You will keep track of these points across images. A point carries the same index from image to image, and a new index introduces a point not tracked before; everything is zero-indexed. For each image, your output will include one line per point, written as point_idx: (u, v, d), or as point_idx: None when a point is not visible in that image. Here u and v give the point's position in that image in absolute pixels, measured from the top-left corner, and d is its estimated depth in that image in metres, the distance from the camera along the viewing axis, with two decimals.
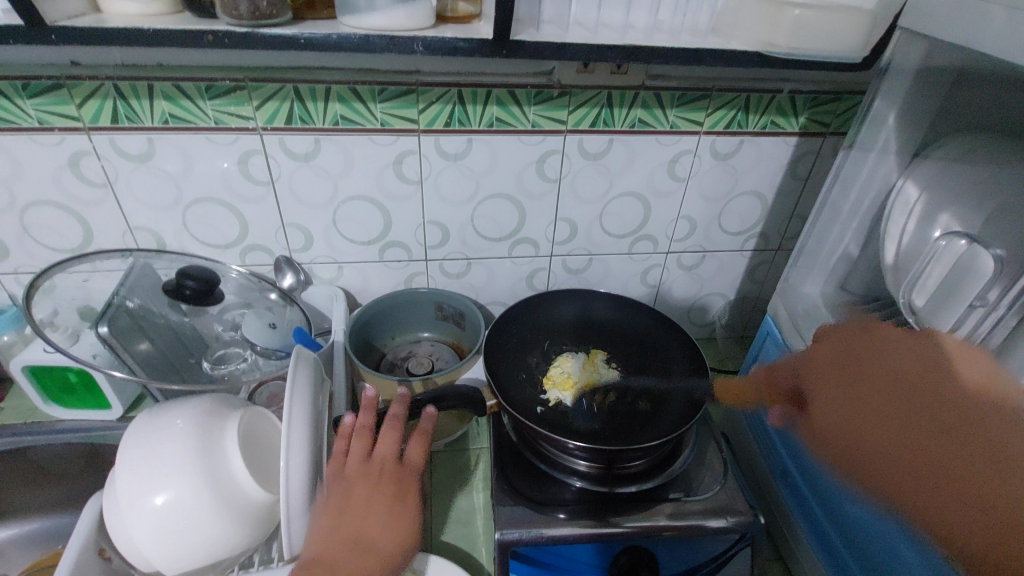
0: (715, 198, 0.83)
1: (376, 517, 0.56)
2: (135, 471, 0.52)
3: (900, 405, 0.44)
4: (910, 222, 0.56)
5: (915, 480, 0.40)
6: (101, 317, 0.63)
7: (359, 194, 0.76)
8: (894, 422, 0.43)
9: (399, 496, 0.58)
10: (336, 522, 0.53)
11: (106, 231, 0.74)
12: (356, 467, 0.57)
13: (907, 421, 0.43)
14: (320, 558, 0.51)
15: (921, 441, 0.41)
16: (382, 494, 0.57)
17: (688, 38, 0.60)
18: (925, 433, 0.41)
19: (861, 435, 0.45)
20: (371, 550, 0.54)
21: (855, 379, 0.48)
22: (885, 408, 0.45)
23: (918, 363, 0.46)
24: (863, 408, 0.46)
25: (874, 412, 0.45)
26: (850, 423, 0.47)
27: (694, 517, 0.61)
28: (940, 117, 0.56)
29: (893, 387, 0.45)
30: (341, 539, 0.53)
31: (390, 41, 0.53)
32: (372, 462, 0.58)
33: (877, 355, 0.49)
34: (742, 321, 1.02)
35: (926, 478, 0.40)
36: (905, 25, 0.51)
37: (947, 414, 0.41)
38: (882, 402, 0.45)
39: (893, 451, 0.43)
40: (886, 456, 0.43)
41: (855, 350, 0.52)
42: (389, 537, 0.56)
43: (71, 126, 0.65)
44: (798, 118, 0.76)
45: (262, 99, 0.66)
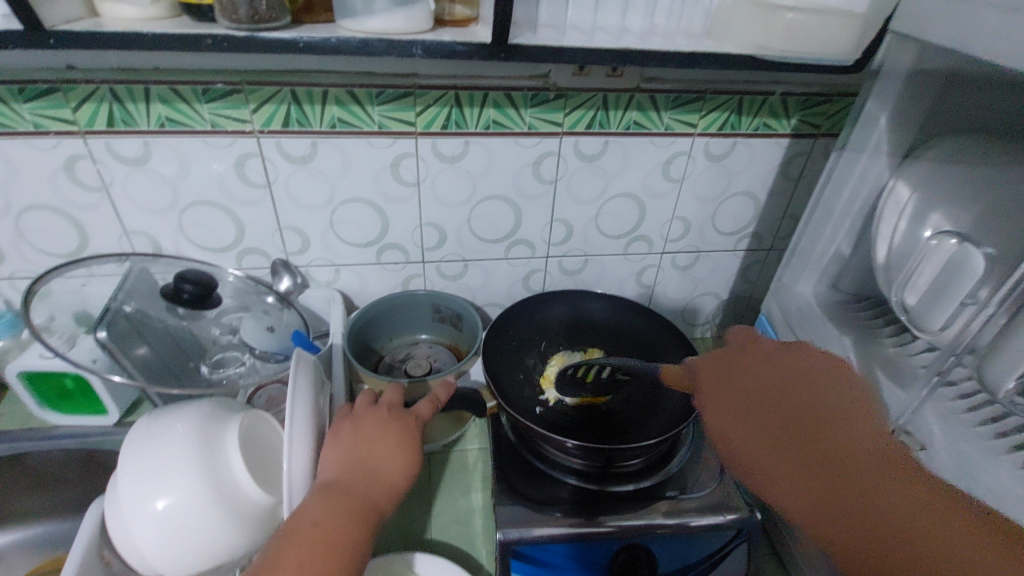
0: (709, 199, 0.84)
1: (385, 448, 0.56)
2: (137, 475, 0.52)
3: (780, 431, 0.41)
4: (901, 221, 0.57)
5: (818, 510, 0.37)
6: (99, 322, 0.64)
7: (356, 197, 0.76)
8: (782, 449, 0.40)
9: (407, 433, 0.59)
10: (346, 452, 0.54)
11: (102, 235, 0.74)
12: (365, 412, 0.60)
13: (780, 452, 0.40)
14: (333, 480, 0.51)
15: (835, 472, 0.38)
16: (389, 434, 0.58)
17: (683, 41, 0.61)
18: (825, 465, 0.38)
19: (760, 456, 0.41)
20: (382, 483, 0.54)
21: (761, 394, 0.45)
22: (775, 438, 0.41)
23: (793, 378, 0.45)
24: (776, 431, 0.42)
25: (784, 448, 0.40)
26: (755, 450, 0.42)
27: (692, 513, 0.62)
28: (930, 118, 0.58)
29: (791, 414, 0.42)
30: (351, 466, 0.53)
31: (389, 45, 0.53)
32: (379, 405, 0.61)
33: (764, 369, 0.46)
34: (736, 320, 1.03)
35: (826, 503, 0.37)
36: (896, 29, 0.52)
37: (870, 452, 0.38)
38: (782, 424, 0.42)
39: (781, 478, 0.40)
40: (781, 491, 0.39)
41: (732, 368, 0.48)
42: (398, 471, 0.56)
43: (66, 130, 0.64)
44: (790, 120, 0.77)
45: (260, 102, 0.66)
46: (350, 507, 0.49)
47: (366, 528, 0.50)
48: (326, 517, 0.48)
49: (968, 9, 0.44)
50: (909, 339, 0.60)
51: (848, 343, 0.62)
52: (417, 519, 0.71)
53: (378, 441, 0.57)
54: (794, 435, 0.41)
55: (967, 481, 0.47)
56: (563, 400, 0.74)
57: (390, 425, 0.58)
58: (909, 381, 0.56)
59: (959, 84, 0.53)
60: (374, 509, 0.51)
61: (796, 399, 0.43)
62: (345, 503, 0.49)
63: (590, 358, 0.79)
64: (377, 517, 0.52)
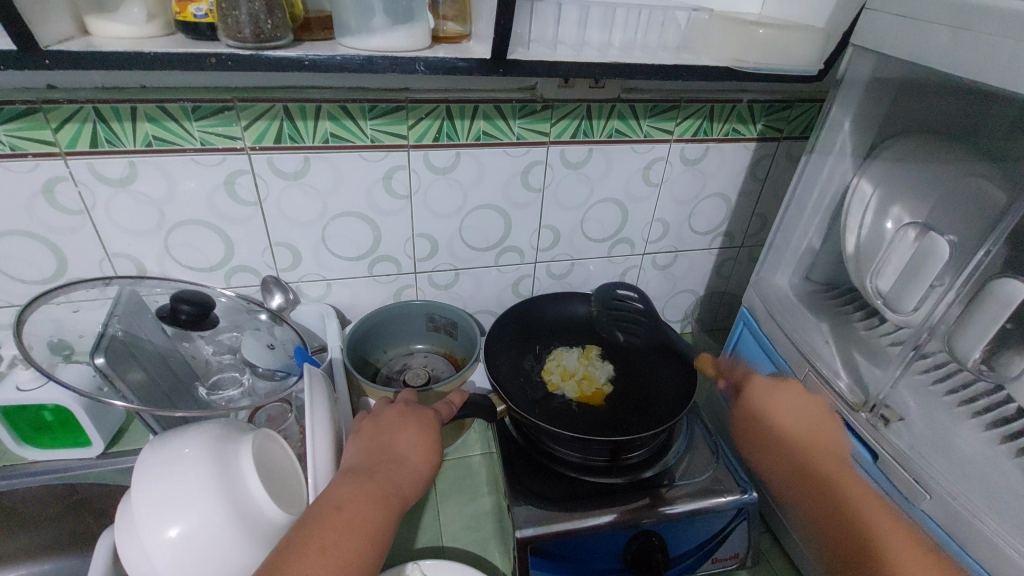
0: (685, 201, 0.89)
1: (405, 437, 0.57)
2: (149, 502, 0.50)
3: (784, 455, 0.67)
4: (867, 215, 0.63)
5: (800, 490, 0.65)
6: (96, 347, 0.61)
7: (349, 210, 0.76)
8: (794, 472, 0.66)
9: (425, 422, 0.59)
10: (367, 447, 0.56)
11: (81, 259, 0.71)
12: (383, 409, 0.61)
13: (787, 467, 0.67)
14: (355, 469, 0.53)
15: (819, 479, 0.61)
16: (407, 422, 0.59)
17: (663, 54, 0.65)
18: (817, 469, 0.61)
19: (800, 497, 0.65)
20: (405, 468, 0.55)
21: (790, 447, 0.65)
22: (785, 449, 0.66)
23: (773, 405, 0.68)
24: (785, 456, 0.66)
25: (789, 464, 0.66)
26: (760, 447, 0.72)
27: (694, 498, 0.65)
28: (887, 122, 0.64)
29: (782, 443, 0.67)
30: (374, 454, 0.55)
31: (393, 62, 0.54)
32: (395, 402, 0.62)
33: (787, 406, 0.65)
34: (711, 315, 1.08)
35: (832, 495, 0.59)
36: (856, 42, 0.58)
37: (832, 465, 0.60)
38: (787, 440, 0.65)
39: (812, 484, 0.62)
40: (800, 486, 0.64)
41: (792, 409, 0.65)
42: (420, 458, 0.56)
43: (46, 151, 0.62)
44: (756, 125, 0.83)
45: (251, 119, 0.66)
46: (371, 491, 0.50)
47: (388, 511, 0.50)
48: (347, 500, 0.48)
49: (923, 26, 0.50)
50: (878, 323, 0.66)
51: (826, 330, 0.67)
52: (426, 528, 0.71)
53: (397, 432, 0.58)
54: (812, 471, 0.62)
55: (942, 447, 0.52)
56: (565, 394, 0.77)
57: (407, 417, 0.60)
58: (883, 361, 0.61)
59: (911, 91, 0.60)
60: (397, 492, 0.52)
61: (788, 423, 0.65)
62: (365, 486, 0.50)
63: (588, 355, 0.83)
64: (401, 501, 0.52)
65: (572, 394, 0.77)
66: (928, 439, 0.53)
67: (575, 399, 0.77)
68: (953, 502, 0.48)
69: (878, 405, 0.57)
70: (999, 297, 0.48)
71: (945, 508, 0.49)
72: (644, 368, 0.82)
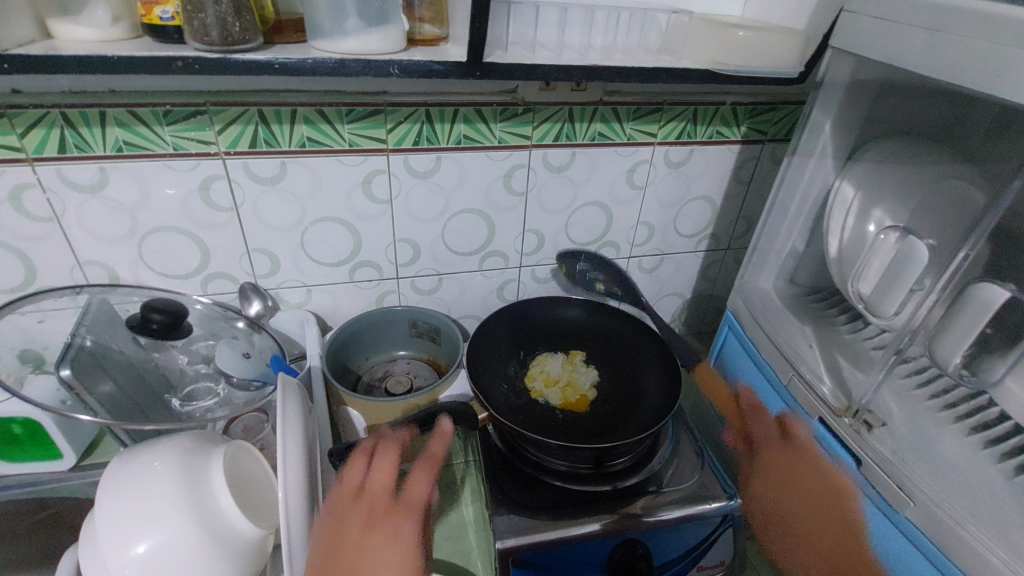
0: (670, 203, 0.88)
1: (376, 550, 0.55)
2: (116, 517, 0.49)
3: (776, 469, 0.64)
4: (849, 219, 0.62)
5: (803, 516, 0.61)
6: (62, 359, 0.59)
7: (327, 216, 0.75)
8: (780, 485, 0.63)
9: (400, 535, 0.57)
10: (332, 560, 0.52)
11: (51, 267, 0.70)
12: (349, 509, 0.57)
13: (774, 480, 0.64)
14: None
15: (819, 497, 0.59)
16: (378, 528, 0.56)
17: (644, 57, 0.65)
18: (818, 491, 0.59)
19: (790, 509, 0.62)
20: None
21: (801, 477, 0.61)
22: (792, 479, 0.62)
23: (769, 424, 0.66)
24: (781, 481, 0.63)
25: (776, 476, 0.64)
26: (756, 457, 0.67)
27: (679, 506, 0.64)
28: (869, 124, 0.63)
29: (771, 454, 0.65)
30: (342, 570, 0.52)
31: (366, 65, 0.53)
32: (364, 500, 0.58)
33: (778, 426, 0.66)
34: (699, 318, 1.07)
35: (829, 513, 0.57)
36: (835, 44, 0.58)
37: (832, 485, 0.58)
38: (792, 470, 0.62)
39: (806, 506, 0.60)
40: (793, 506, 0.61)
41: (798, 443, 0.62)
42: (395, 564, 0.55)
43: (11, 157, 0.61)
44: (739, 128, 0.82)
45: (225, 123, 0.64)
46: None
47: None
48: None
49: (901, 28, 0.49)
50: (862, 326, 0.65)
51: (809, 333, 0.67)
52: None
53: (366, 545, 0.55)
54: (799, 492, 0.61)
55: (925, 453, 0.52)
56: (548, 400, 0.76)
57: (377, 521, 0.57)
58: (866, 365, 0.61)
59: (891, 93, 0.59)
60: None
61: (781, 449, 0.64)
62: None
63: (572, 360, 0.81)
64: None
65: (556, 401, 0.76)
66: (911, 444, 0.53)
67: (558, 406, 0.76)
68: (936, 509, 0.47)
69: (859, 410, 0.56)
70: (978, 300, 0.48)
71: (928, 515, 0.48)
72: (630, 373, 0.80)
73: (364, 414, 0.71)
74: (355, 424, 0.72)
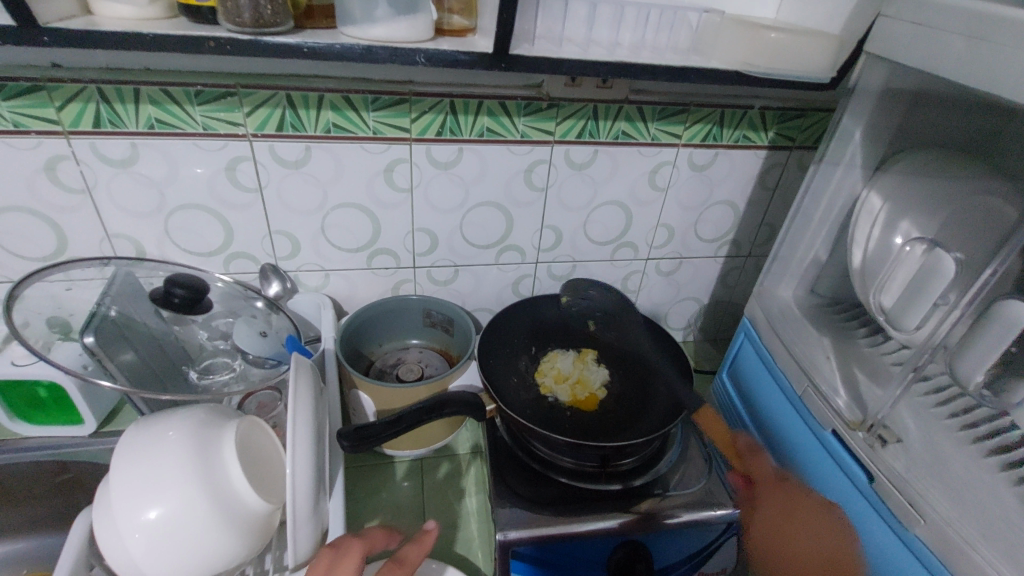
0: (692, 206, 0.87)
1: None
2: (131, 481, 0.50)
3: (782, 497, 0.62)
4: (875, 229, 0.61)
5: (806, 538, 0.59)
6: (86, 327, 0.61)
7: (348, 202, 0.76)
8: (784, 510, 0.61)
9: None
10: None
11: (81, 238, 0.72)
12: None
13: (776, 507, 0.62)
14: None
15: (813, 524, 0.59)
16: None
17: (672, 56, 0.64)
18: (813, 518, 0.59)
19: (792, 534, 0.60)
20: None
21: (798, 501, 0.61)
22: (790, 504, 0.61)
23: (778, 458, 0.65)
24: (784, 508, 0.62)
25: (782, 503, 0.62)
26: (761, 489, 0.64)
27: (683, 511, 0.64)
28: (900, 134, 0.62)
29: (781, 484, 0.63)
30: None
31: (392, 52, 0.54)
32: None
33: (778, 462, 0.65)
34: (716, 325, 1.06)
35: (824, 539, 0.57)
36: (870, 50, 0.57)
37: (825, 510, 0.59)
38: (790, 497, 0.62)
39: (803, 531, 0.59)
40: (785, 531, 0.60)
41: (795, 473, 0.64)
42: None
43: (48, 129, 0.63)
44: (767, 133, 0.81)
45: (254, 106, 0.66)
46: None
47: None
48: None
49: (938, 35, 0.48)
50: (882, 340, 0.64)
51: (826, 345, 0.65)
52: (408, 525, 0.70)
53: None
54: (803, 517, 0.60)
55: (940, 472, 0.51)
56: (558, 396, 0.76)
57: None
58: (884, 380, 0.59)
59: (925, 103, 0.58)
60: None
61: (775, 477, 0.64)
62: None
63: (584, 358, 0.81)
64: None
65: (566, 398, 0.76)
66: (926, 462, 0.52)
67: (567, 402, 0.76)
68: (948, 530, 0.46)
69: (874, 425, 0.55)
70: (1004, 319, 0.46)
71: (939, 535, 0.47)
72: (642, 375, 0.80)
73: (374, 400, 0.72)
74: (365, 409, 0.73)
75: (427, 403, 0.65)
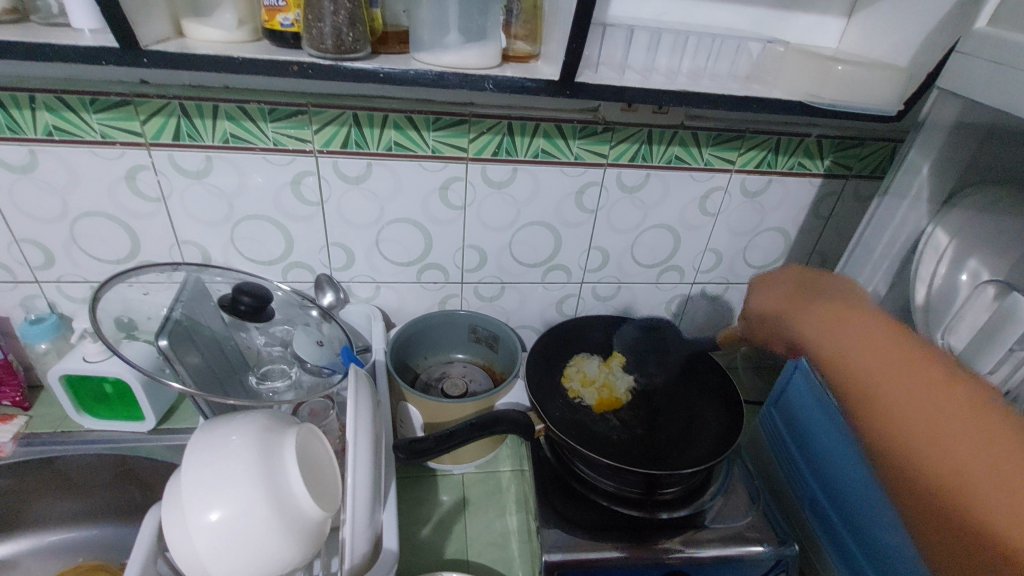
0: (742, 232, 0.86)
1: None
2: (199, 482, 0.52)
3: (904, 378, 0.45)
4: (940, 266, 0.59)
5: (917, 421, 0.43)
6: (160, 330, 0.63)
7: (404, 217, 0.78)
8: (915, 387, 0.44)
9: None
10: None
11: (153, 244, 0.76)
12: None
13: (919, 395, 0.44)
14: None
15: (927, 417, 0.42)
16: None
17: (734, 85, 0.64)
18: (913, 388, 0.44)
19: (899, 407, 0.44)
20: None
21: (876, 362, 0.48)
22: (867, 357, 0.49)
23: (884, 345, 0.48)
24: (873, 358, 0.48)
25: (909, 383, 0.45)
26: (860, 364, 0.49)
27: (728, 544, 0.63)
28: (971, 168, 0.60)
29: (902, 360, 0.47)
30: None
31: (463, 79, 0.55)
32: None
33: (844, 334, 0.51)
34: (758, 353, 1.04)
35: (921, 452, 0.41)
36: (943, 85, 0.56)
37: (974, 428, 0.40)
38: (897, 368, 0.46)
39: (909, 419, 0.43)
40: (873, 394, 0.46)
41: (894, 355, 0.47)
42: None
43: (133, 141, 0.67)
44: (823, 161, 0.80)
45: (322, 124, 0.68)
46: None
47: None
48: None
49: (1016, 74, 0.47)
50: None
51: None
52: (447, 539, 0.71)
53: None
54: (909, 382, 0.45)
55: None
56: (583, 400, 0.78)
57: None
58: None
59: (1000, 139, 0.56)
60: None
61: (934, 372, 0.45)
62: None
63: (609, 362, 0.82)
64: None
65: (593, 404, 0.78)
66: None
67: (593, 406, 0.78)
68: None
69: None
70: None
71: None
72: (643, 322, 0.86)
73: (423, 413, 0.73)
74: (413, 422, 0.74)
75: (479, 421, 0.66)
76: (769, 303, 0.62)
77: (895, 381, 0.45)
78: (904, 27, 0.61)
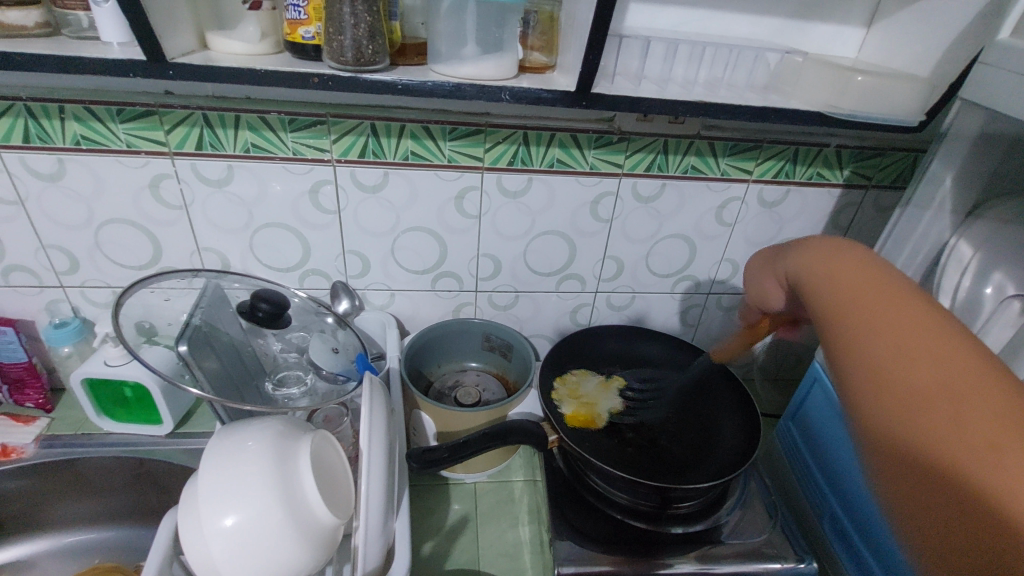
0: (759, 243, 0.85)
1: None
2: (215, 487, 0.52)
3: (890, 316, 0.37)
4: (965, 279, 0.58)
5: (898, 363, 0.34)
6: (181, 336, 0.65)
7: (420, 225, 0.79)
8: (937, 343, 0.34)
9: None
10: None
11: (174, 250, 0.78)
12: None
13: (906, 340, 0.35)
14: None
15: (896, 353, 0.35)
16: None
17: (752, 95, 0.64)
18: (889, 328, 0.37)
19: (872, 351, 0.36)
20: None
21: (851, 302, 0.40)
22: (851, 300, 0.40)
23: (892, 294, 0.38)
24: (863, 301, 0.39)
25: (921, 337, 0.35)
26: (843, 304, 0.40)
27: (744, 561, 0.62)
28: (996, 179, 0.59)
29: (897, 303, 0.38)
30: None
31: (480, 89, 0.56)
32: None
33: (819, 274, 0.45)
34: (776, 365, 1.02)
35: (907, 413, 0.32)
36: (966, 96, 0.55)
37: (959, 370, 0.32)
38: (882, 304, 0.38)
39: (874, 357, 0.36)
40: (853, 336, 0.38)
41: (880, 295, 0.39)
42: None
43: (157, 150, 0.69)
44: (842, 171, 0.79)
45: (341, 133, 0.69)
46: None
47: None
48: None
49: None
50: None
51: None
52: (459, 549, 0.71)
53: None
54: (883, 320, 0.37)
55: None
56: (560, 406, 0.76)
57: None
58: None
59: None
60: None
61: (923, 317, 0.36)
62: None
63: (607, 384, 0.81)
64: None
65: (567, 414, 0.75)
66: None
67: (565, 414, 0.75)
68: None
69: None
70: None
71: None
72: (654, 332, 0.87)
73: (436, 422, 0.73)
74: (427, 430, 0.74)
75: (492, 430, 0.65)
76: (765, 267, 0.54)
77: (880, 322, 0.37)
78: (926, 37, 0.60)
